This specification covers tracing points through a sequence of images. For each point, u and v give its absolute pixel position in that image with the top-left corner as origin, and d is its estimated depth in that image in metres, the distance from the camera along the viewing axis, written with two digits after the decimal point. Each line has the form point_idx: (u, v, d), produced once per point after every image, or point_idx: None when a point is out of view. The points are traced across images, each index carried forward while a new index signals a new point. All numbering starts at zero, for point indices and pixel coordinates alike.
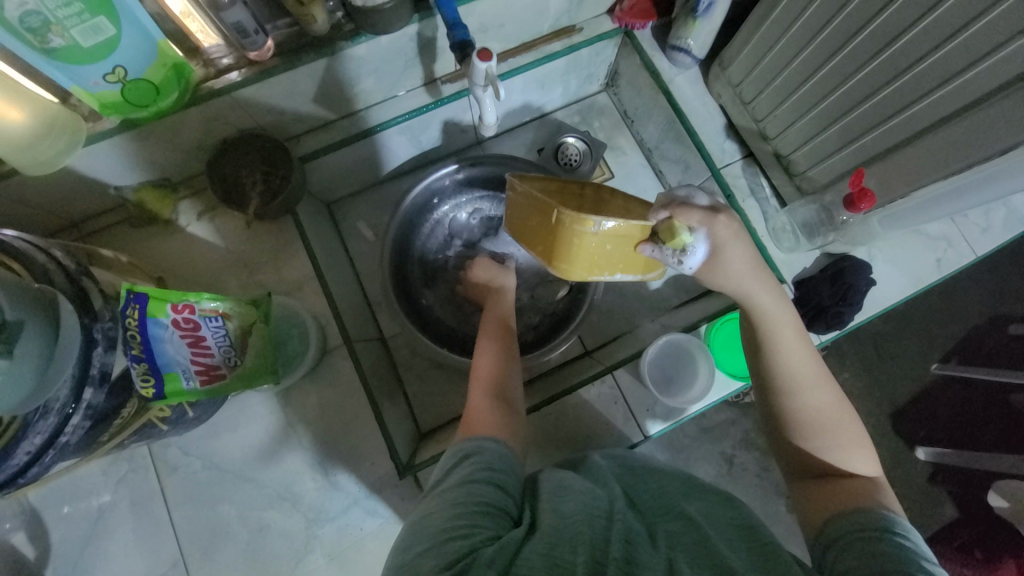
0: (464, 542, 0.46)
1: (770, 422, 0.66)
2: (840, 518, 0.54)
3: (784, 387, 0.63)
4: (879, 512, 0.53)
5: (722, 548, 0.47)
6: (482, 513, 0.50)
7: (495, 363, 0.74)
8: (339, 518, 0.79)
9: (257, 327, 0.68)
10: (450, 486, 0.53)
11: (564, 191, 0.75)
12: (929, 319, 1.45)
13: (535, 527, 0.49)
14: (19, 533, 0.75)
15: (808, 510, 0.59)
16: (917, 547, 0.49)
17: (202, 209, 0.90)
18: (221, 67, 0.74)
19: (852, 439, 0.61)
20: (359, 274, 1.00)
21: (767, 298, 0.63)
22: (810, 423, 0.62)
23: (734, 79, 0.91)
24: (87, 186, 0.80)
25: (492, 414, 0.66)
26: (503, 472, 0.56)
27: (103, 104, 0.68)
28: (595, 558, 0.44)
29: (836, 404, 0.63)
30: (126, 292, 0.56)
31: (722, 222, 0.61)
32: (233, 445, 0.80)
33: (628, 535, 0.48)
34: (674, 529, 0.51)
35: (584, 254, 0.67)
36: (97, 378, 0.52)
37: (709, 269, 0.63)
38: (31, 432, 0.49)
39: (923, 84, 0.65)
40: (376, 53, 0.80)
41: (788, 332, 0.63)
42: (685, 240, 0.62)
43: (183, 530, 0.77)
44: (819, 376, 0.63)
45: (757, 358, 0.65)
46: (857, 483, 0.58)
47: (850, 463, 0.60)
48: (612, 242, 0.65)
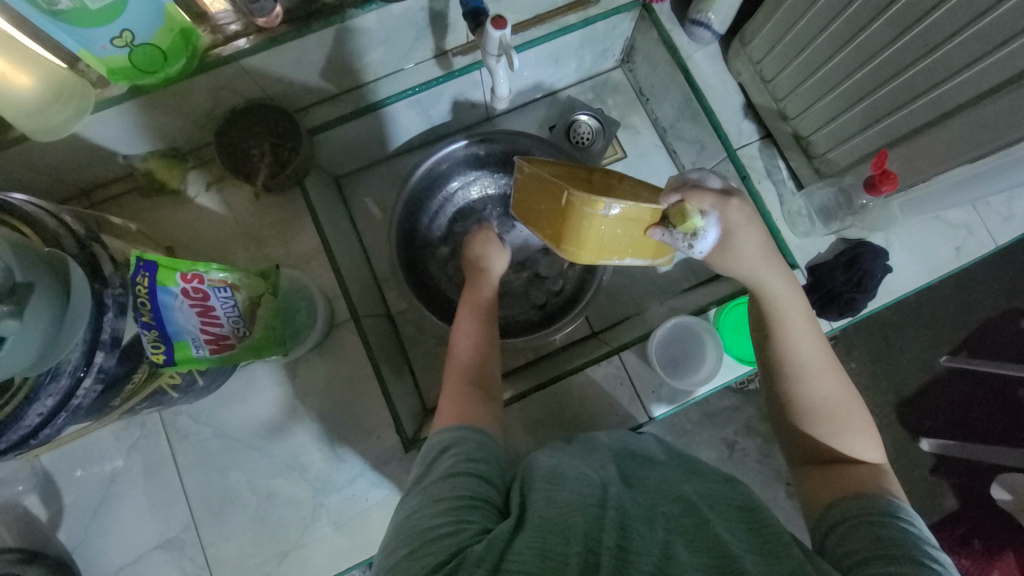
0: (452, 540, 0.47)
1: (774, 406, 0.65)
2: (843, 502, 0.54)
3: (791, 373, 0.62)
4: (883, 497, 0.53)
5: (721, 531, 0.47)
6: (467, 507, 0.50)
7: (472, 353, 0.74)
8: (344, 489, 0.80)
9: (265, 299, 0.70)
10: (434, 482, 0.54)
11: (574, 174, 0.74)
12: (941, 310, 1.43)
13: (524, 520, 0.49)
14: (32, 495, 0.77)
15: (811, 496, 0.59)
16: (920, 533, 0.49)
17: (211, 180, 0.90)
18: (229, 34, 0.72)
19: (860, 425, 0.61)
20: (367, 250, 1.00)
21: (775, 281, 0.63)
22: (817, 409, 0.61)
23: (755, 56, 0.88)
24: (95, 154, 0.80)
25: (471, 400, 0.67)
26: (484, 462, 0.57)
27: (110, 70, 0.68)
28: (588, 548, 0.44)
29: (842, 390, 0.62)
30: (136, 259, 0.56)
31: (735, 205, 0.60)
32: (241, 415, 0.81)
33: (623, 522, 0.48)
34: (674, 511, 0.52)
35: (594, 237, 0.66)
36: (108, 343, 0.53)
37: (720, 254, 0.62)
38: (42, 394, 0.49)
39: (952, 63, 0.62)
40: (386, 23, 0.78)
41: (796, 317, 0.63)
42: (696, 223, 0.61)
43: (193, 496, 0.79)
44: (828, 363, 0.62)
45: (764, 342, 0.64)
46: (863, 470, 0.58)
47: (856, 449, 0.60)
48: (623, 226, 0.65)
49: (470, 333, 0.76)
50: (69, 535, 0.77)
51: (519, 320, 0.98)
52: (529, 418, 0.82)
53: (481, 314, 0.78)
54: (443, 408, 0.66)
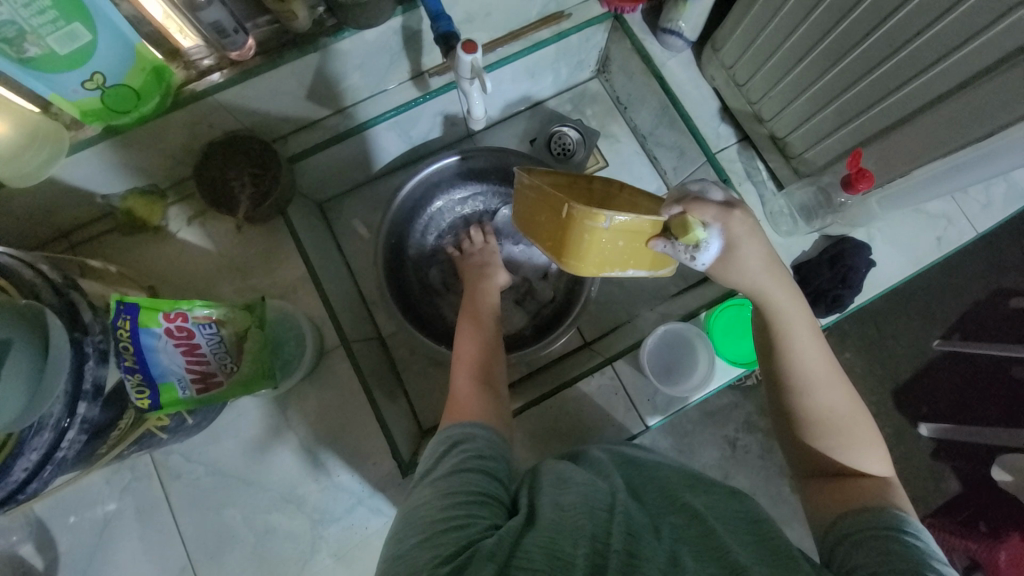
0: (461, 532, 0.47)
1: (779, 417, 0.65)
2: (849, 516, 0.54)
3: (796, 387, 0.62)
4: (889, 511, 0.53)
5: (727, 542, 0.47)
6: (478, 503, 0.50)
7: (468, 374, 0.71)
8: (343, 518, 0.79)
9: (253, 331, 0.67)
10: (443, 476, 0.54)
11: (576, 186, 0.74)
12: (929, 295, 1.44)
13: (534, 518, 0.49)
14: (26, 545, 0.75)
15: (815, 508, 0.59)
16: (926, 547, 0.49)
17: (192, 214, 0.89)
18: (203, 69, 0.72)
19: (865, 439, 0.61)
20: (355, 273, 1.00)
21: (780, 293, 0.61)
22: (823, 423, 0.61)
23: (727, 61, 0.89)
24: (74, 195, 0.79)
25: (481, 405, 0.66)
26: (495, 461, 0.57)
27: (83, 112, 0.67)
28: (596, 550, 0.44)
29: (846, 401, 0.62)
30: (115, 304, 0.56)
31: (738, 217, 0.58)
32: (235, 449, 0.80)
33: (631, 527, 0.47)
34: (680, 522, 0.51)
35: (594, 251, 0.66)
36: (90, 393, 0.52)
37: (723, 264, 0.60)
38: (26, 448, 0.49)
39: (921, 61, 0.63)
40: (361, 48, 0.79)
41: (801, 329, 0.62)
42: (698, 235, 0.59)
43: (189, 536, 0.78)
44: (832, 376, 0.62)
45: (768, 355, 0.64)
46: (868, 483, 0.59)
47: (862, 462, 0.61)
48: (623, 238, 0.64)
49: (467, 358, 0.73)
50: None
51: (509, 335, 0.98)
52: (526, 434, 0.82)
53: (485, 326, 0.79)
54: (446, 409, 0.67)
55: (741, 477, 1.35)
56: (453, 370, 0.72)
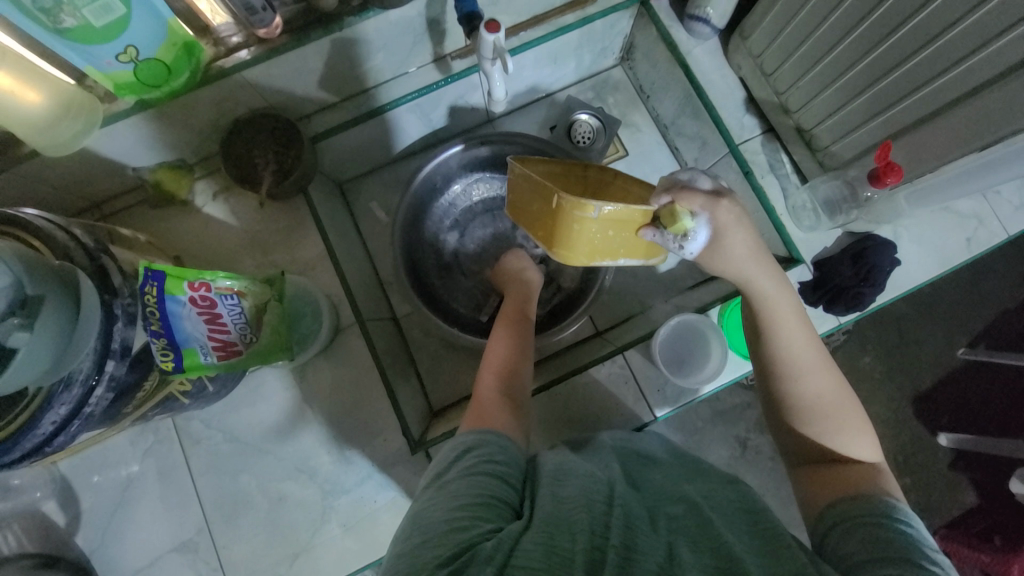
0: (464, 535, 0.46)
1: (772, 407, 0.65)
2: (840, 504, 0.54)
3: (784, 372, 0.62)
4: (881, 498, 0.53)
5: (724, 533, 0.48)
6: (482, 505, 0.50)
7: (494, 372, 0.71)
8: (353, 491, 0.81)
9: (271, 305, 0.70)
10: (452, 479, 0.53)
11: (570, 174, 0.74)
12: (957, 301, 1.40)
13: (533, 519, 0.48)
14: (51, 500, 0.80)
15: (809, 496, 0.58)
16: (919, 534, 0.49)
17: (217, 189, 0.91)
18: (231, 46, 0.74)
19: (856, 425, 0.60)
20: (372, 254, 1.01)
21: (766, 280, 0.62)
22: (811, 408, 0.61)
23: (755, 50, 0.87)
24: (106, 166, 0.82)
25: (499, 412, 0.64)
26: (505, 464, 0.56)
27: (117, 85, 0.70)
28: (594, 546, 0.45)
29: (834, 388, 0.61)
30: (144, 270, 0.57)
31: (725, 206, 0.59)
32: (251, 419, 0.83)
33: (629, 521, 0.48)
34: (677, 512, 0.52)
35: (584, 240, 0.66)
36: (118, 352, 0.54)
37: (712, 251, 0.61)
38: (55, 402, 0.50)
39: (953, 53, 0.61)
40: (384, 30, 0.79)
41: (788, 315, 0.62)
42: (686, 225, 0.60)
43: (206, 499, 0.81)
44: (820, 363, 0.62)
45: (757, 342, 0.65)
46: (857, 469, 0.58)
47: (852, 449, 0.60)
48: (613, 227, 0.64)
49: (495, 361, 0.73)
50: (87, 540, 0.79)
51: None
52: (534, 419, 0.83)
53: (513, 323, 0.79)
54: (468, 413, 0.66)
55: (750, 477, 1.34)
56: (479, 370, 0.73)
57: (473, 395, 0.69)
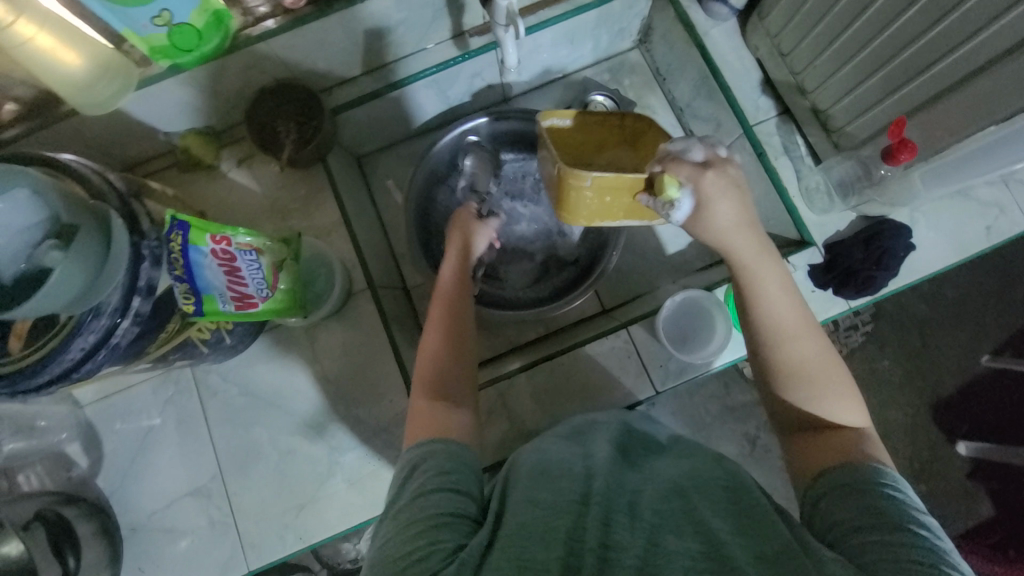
0: (426, 565, 0.47)
1: (760, 377, 0.64)
2: (830, 472, 0.54)
3: (769, 341, 0.61)
4: (870, 464, 0.53)
5: (709, 519, 0.49)
6: (441, 525, 0.50)
7: (454, 286, 0.76)
8: (357, 449, 0.84)
9: (287, 264, 0.75)
10: (405, 506, 0.53)
11: (606, 125, 0.80)
12: (981, 305, 1.37)
13: (496, 533, 0.50)
14: (75, 442, 0.85)
15: (797, 466, 0.59)
16: (906, 499, 0.50)
17: (242, 156, 0.95)
18: (258, 16, 0.77)
19: (842, 390, 0.59)
20: (386, 227, 1.04)
21: (747, 249, 0.61)
22: (798, 377, 0.60)
23: (772, 30, 0.87)
24: (140, 129, 0.87)
25: (435, 415, 0.63)
26: (457, 473, 0.56)
27: (152, 49, 0.73)
28: (569, 552, 0.46)
29: (822, 354, 0.60)
30: (170, 218, 0.60)
31: (711, 178, 0.58)
32: (264, 376, 0.86)
33: (608, 516, 0.49)
34: (662, 492, 0.53)
35: (583, 207, 0.73)
36: (144, 290, 0.57)
37: (693, 222, 0.61)
38: (83, 331, 0.54)
39: (967, 26, 0.60)
40: (405, 5, 0.82)
41: (771, 282, 0.61)
42: (671, 195, 0.60)
43: (219, 449, 0.84)
44: (806, 328, 0.60)
45: (744, 312, 0.63)
46: (843, 437, 0.57)
47: (840, 415, 0.59)
48: (607, 196, 0.70)
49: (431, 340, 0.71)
50: (107, 481, 0.84)
51: (530, 296, 1.00)
52: (535, 388, 0.85)
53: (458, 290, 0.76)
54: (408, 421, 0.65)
55: (756, 473, 1.33)
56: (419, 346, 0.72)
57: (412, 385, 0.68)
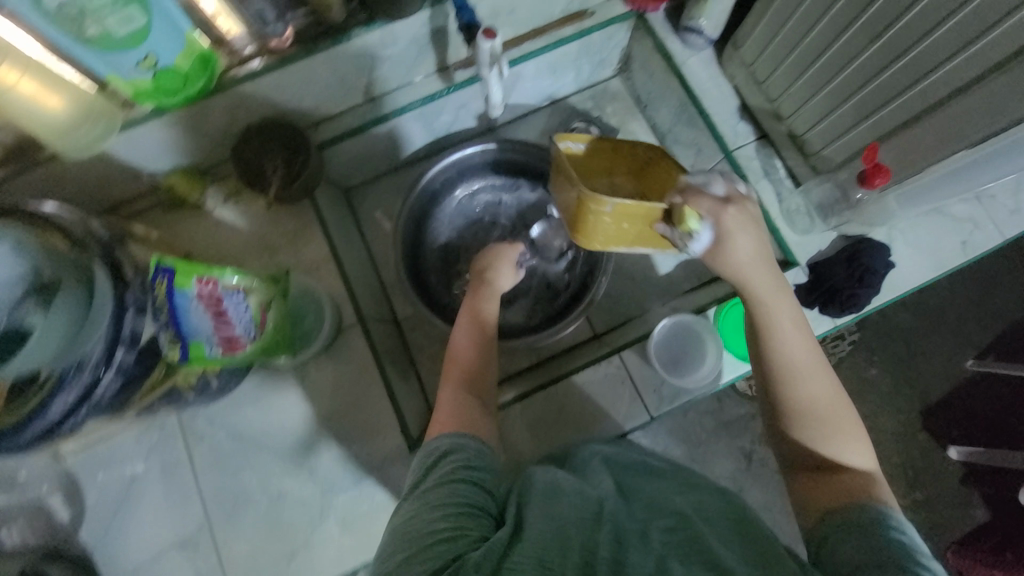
0: (451, 546, 0.50)
1: (768, 412, 0.65)
2: (836, 513, 0.55)
3: (782, 378, 0.62)
4: (875, 506, 0.54)
5: (713, 543, 0.48)
6: (464, 514, 0.53)
7: (471, 348, 0.74)
8: (351, 490, 0.82)
9: (275, 304, 0.71)
10: (430, 489, 0.56)
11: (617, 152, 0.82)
12: (962, 311, 1.40)
13: (519, 528, 0.52)
14: (57, 495, 0.81)
15: (802, 506, 0.59)
16: (911, 542, 0.50)
17: (228, 194, 0.94)
18: (244, 57, 0.78)
19: (850, 431, 0.61)
20: (375, 258, 1.04)
21: (764, 286, 0.63)
22: (808, 416, 0.61)
23: (747, 59, 0.90)
24: (124, 170, 0.86)
25: (465, 415, 0.66)
26: (480, 471, 0.59)
27: (137, 93, 0.74)
28: (586, 557, 0.47)
29: (831, 394, 0.61)
30: (155, 264, 0.60)
31: (731, 213, 0.61)
32: (253, 417, 0.84)
33: (619, 534, 0.50)
34: (668, 524, 0.52)
35: (600, 230, 0.76)
36: (127, 340, 0.55)
37: (713, 254, 0.63)
38: (64, 388, 0.53)
39: (934, 56, 0.63)
40: (391, 42, 0.83)
41: (785, 320, 0.63)
42: (692, 226, 0.63)
43: (207, 496, 0.82)
44: (818, 368, 0.62)
45: (757, 347, 0.64)
46: (849, 477, 0.58)
47: (846, 456, 0.60)
48: (625, 221, 0.72)
49: (463, 354, 0.74)
50: (89, 535, 0.80)
51: (521, 325, 1.00)
52: (530, 419, 0.84)
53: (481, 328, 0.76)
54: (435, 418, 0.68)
55: (755, 489, 1.32)
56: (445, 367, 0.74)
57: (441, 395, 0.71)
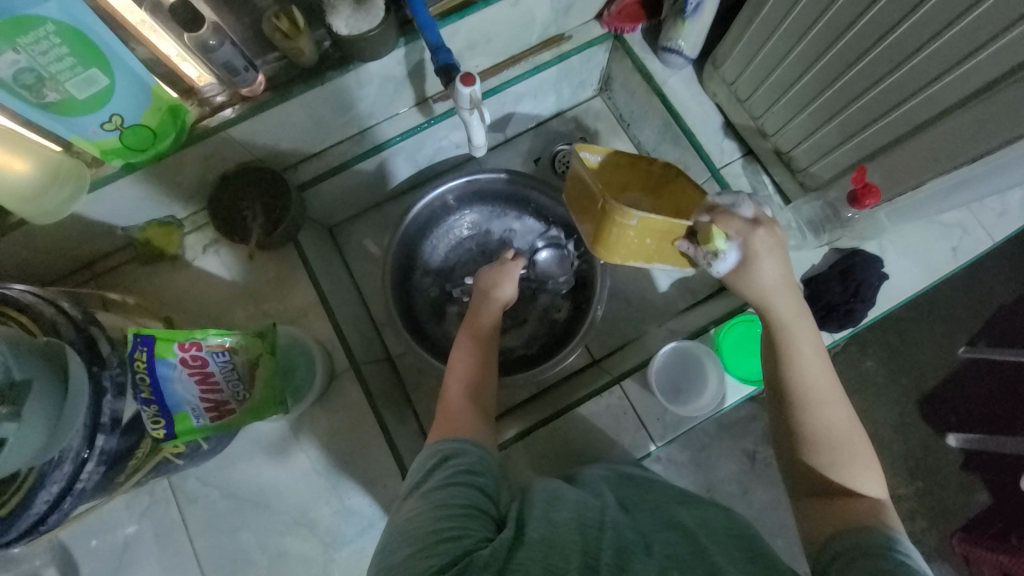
0: (457, 544, 0.48)
1: (779, 432, 0.64)
2: (843, 535, 0.53)
3: (796, 398, 0.61)
4: (881, 530, 0.52)
5: (718, 560, 0.49)
6: (468, 516, 0.51)
7: (474, 366, 0.73)
8: (355, 542, 0.80)
9: (264, 359, 0.68)
10: (432, 490, 0.55)
11: (635, 167, 0.82)
12: (952, 300, 1.41)
13: (523, 531, 0.50)
14: (50, 569, 0.78)
15: (807, 528, 0.57)
16: (916, 565, 0.48)
17: (209, 242, 0.91)
18: (215, 105, 0.76)
19: (864, 461, 0.60)
20: (365, 295, 1.02)
21: (784, 306, 0.63)
22: (820, 439, 0.60)
23: (728, 77, 0.89)
24: (98, 228, 0.83)
25: (470, 421, 0.66)
26: (483, 477, 0.58)
27: (104, 152, 0.71)
28: (587, 565, 0.46)
29: (845, 420, 0.61)
30: (133, 336, 0.59)
31: (761, 235, 0.62)
32: (248, 474, 0.81)
33: (622, 544, 0.50)
34: (670, 539, 0.53)
35: (621, 244, 0.76)
36: (108, 425, 0.54)
37: (738, 275, 0.63)
38: (47, 482, 0.52)
39: (919, 77, 0.63)
40: (367, 80, 0.81)
41: (803, 341, 0.63)
42: (719, 245, 0.63)
43: (206, 560, 0.79)
44: (833, 393, 0.61)
45: (773, 366, 0.64)
46: (860, 503, 0.57)
47: (857, 483, 0.59)
48: (648, 236, 0.73)
49: (463, 375, 0.72)
50: None
51: (519, 357, 0.99)
52: (534, 459, 0.82)
53: (484, 343, 0.76)
54: (435, 421, 0.67)
55: (761, 492, 1.32)
56: (444, 379, 0.73)
57: (439, 402, 0.70)
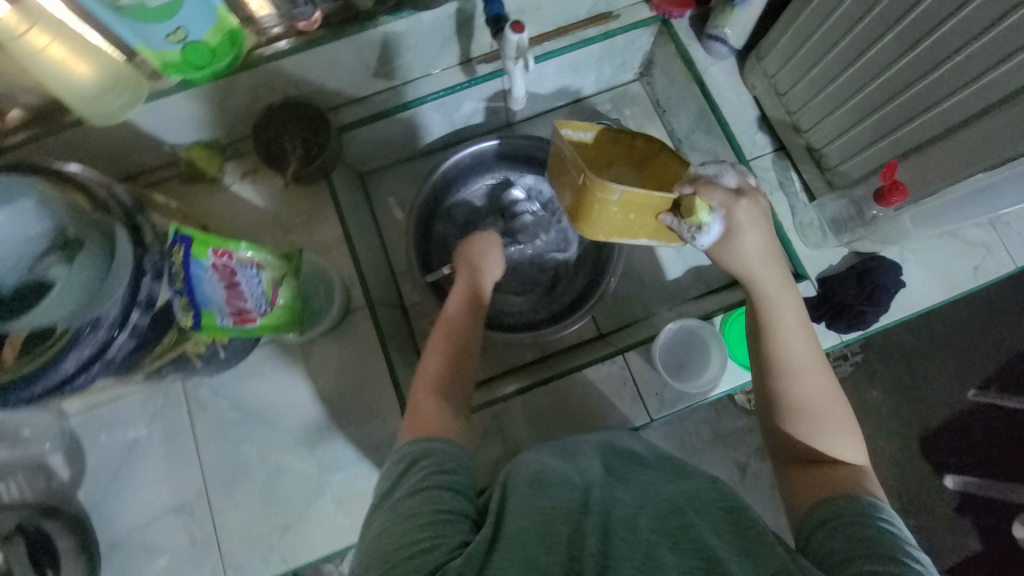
0: (430, 556, 0.47)
1: (763, 405, 0.66)
2: (827, 502, 0.55)
3: (780, 371, 0.63)
4: (864, 497, 0.54)
5: (705, 534, 0.50)
6: (442, 522, 0.50)
7: (462, 320, 0.74)
8: (348, 469, 0.83)
9: (287, 279, 0.75)
10: (401, 500, 0.52)
11: (618, 144, 0.82)
12: (968, 338, 1.39)
13: (500, 534, 0.50)
14: (58, 453, 0.83)
15: (792, 496, 0.59)
16: (898, 532, 0.50)
17: (246, 170, 0.95)
18: (271, 36, 0.79)
19: (846, 428, 0.62)
20: (386, 244, 1.05)
21: (771, 282, 0.65)
22: (804, 409, 0.62)
23: (769, 70, 0.90)
24: (146, 141, 0.87)
25: (442, 418, 0.63)
26: (455, 474, 0.56)
27: (164, 64, 0.74)
28: (570, 556, 0.47)
29: (828, 390, 0.63)
30: (174, 231, 0.59)
31: (743, 206, 0.64)
32: (256, 391, 0.85)
33: (607, 523, 0.51)
34: (658, 514, 0.54)
35: (603, 219, 0.75)
36: (143, 302, 0.58)
37: (723, 246, 0.65)
38: (78, 344, 0.55)
39: (956, 78, 0.63)
40: (417, 30, 0.84)
41: (786, 314, 0.65)
42: (703, 218, 0.64)
43: (207, 465, 0.83)
44: (817, 365, 0.63)
45: (757, 340, 0.66)
46: (842, 470, 0.59)
47: (838, 450, 0.61)
48: (633, 212, 0.72)
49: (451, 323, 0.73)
50: (87, 495, 0.82)
51: (530, 320, 1.01)
52: (529, 415, 0.85)
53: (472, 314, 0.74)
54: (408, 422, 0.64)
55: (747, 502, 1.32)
56: (427, 345, 0.72)
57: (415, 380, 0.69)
